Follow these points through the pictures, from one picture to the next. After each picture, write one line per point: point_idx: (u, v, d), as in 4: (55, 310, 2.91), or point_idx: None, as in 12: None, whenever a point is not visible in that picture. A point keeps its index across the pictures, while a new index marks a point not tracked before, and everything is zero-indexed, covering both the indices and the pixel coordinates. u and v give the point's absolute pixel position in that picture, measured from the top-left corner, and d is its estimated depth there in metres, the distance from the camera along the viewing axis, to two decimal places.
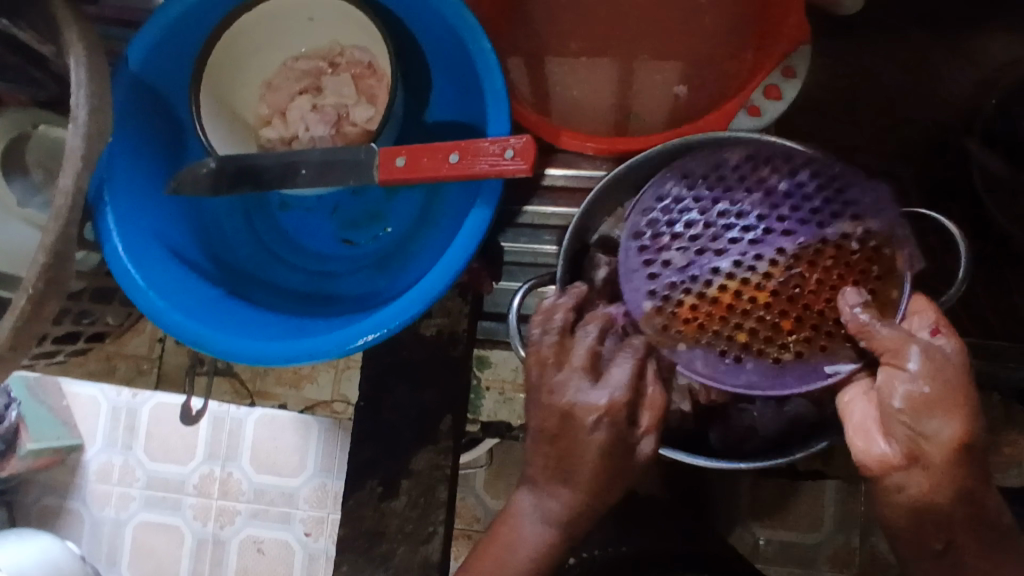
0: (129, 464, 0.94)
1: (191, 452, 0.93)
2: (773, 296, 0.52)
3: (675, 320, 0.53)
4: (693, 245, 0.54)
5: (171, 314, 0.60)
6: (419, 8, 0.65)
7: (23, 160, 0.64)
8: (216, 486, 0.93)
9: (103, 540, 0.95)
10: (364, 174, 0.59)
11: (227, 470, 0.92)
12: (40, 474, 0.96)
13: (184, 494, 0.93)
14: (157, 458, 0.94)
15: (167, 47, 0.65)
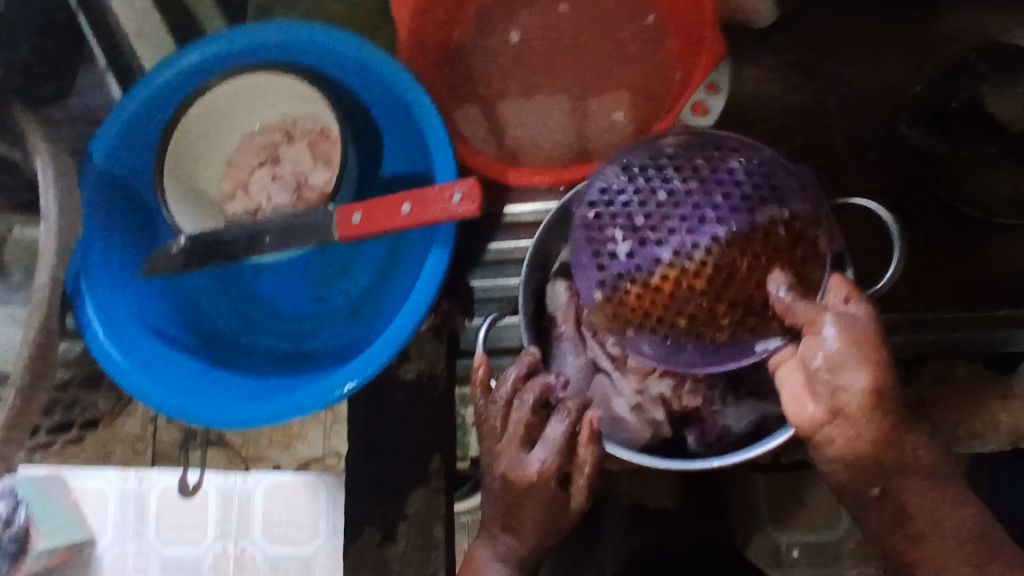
0: (142, 551, 0.87)
1: (203, 531, 0.87)
2: (709, 284, 0.53)
3: (623, 308, 0.57)
4: (637, 235, 0.55)
5: (157, 390, 0.63)
6: (360, 74, 0.69)
7: (2, 262, 0.67)
8: (232, 564, 0.87)
9: None
10: (324, 233, 0.62)
11: (242, 545, 0.86)
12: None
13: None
14: (171, 542, 0.87)
15: (129, 139, 0.69)
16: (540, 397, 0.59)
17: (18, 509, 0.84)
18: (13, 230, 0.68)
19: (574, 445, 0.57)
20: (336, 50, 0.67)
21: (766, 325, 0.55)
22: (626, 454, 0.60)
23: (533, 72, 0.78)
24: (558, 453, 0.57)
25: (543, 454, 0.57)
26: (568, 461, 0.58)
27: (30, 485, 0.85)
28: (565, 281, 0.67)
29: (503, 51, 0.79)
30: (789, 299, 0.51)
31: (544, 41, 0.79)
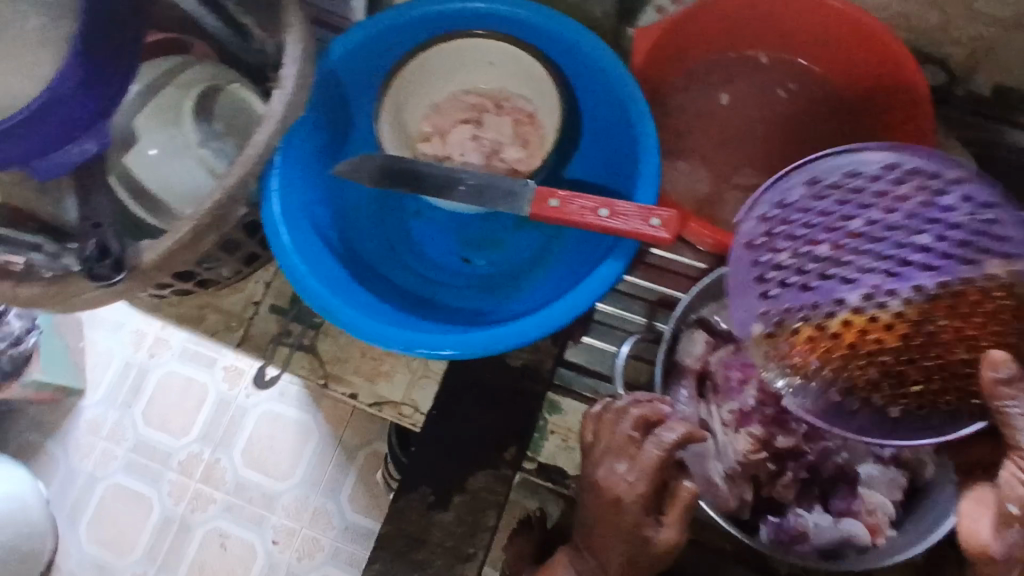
0: (122, 421, 1.07)
1: (187, 428, 1.06)
2: (906, 341, 0.49)
3: (791, 346, 0.53)
4: (817, 268, 0.51)
5: (310, 280, 0.65)
6: (595, 81, 0.72)
7: (210, 111, 0.69)
8: (200, 468, 1.05)
9: (74, 488, 1.07)
10: (516, 204, 0.65)
11: (216, 457, 1.05)
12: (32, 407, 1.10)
13: (166, 468, 1.06)
14: (150, 425, 1.07)
15: (364, 50, 0.72)
16: (647, 417, 0.61)
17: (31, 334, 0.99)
18: (230, 84, 0.70)
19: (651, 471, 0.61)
20: (581, 50, 0.70)
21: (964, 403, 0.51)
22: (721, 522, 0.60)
23: (726, 139, 0.81)
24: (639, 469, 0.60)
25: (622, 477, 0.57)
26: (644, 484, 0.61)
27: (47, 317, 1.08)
28: (703, 333, 0.69)
29: (708, 109, 0.82)
30: (1002, 385, 0.44)
31: (748, 114, 0.82)
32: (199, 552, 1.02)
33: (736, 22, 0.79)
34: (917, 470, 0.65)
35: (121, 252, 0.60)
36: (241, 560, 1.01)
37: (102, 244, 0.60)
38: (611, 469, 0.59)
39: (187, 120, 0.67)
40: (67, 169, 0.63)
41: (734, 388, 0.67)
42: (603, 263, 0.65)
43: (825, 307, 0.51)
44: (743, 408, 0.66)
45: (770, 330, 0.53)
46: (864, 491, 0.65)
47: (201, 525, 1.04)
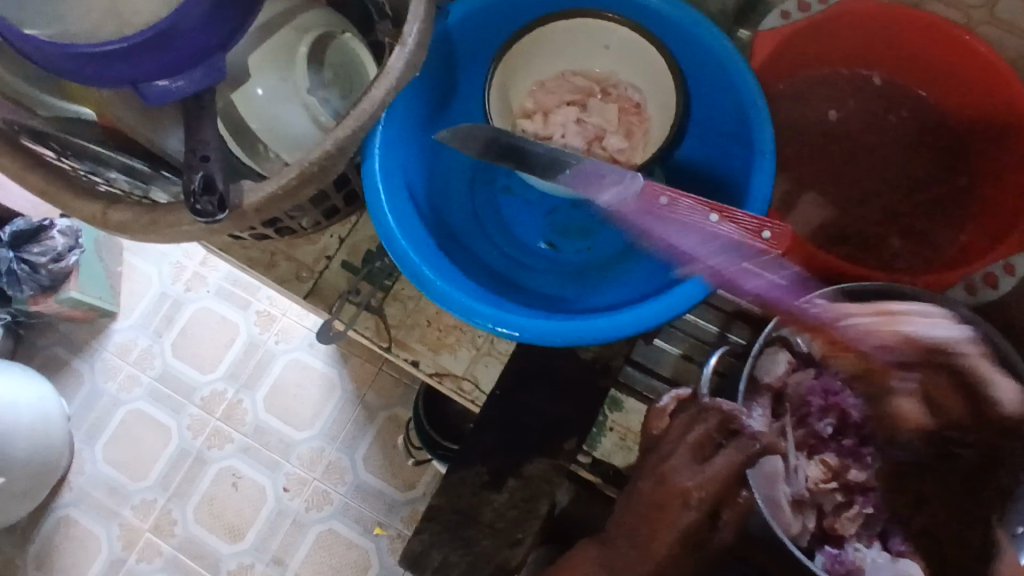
0: (153, 346, 1.39)
1: (218, 357, 1.37)
2: None
3: None
4: None
5: (402, 243, 0.63)
6: (712, 82, 0.70)
7: (322, 58, 0.68)
8: (221, 406, 1.35)
9: (96, 407, 1.37)
10: (623, 197, 0.64)
11: (239, 396, 1.35)
12: (68, 326, 1.41)
13: (187, 403, 1.36)
14: (179, 355, 1.38)
15: (483, 16, 0.70)
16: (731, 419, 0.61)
17: (72, 255, 1.28)
18: (343, 34, 0.69)
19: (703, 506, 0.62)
20: (705, 46, 0.67)
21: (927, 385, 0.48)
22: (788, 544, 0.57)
23: (828, 158, 0.79)
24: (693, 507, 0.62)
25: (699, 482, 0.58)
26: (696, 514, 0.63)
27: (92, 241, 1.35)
28: (787, 354, 0.67)
29: (814, 124, 0.80)
30: None
31: (854, 136, 0.80)
32: (212, 484, 1.31)
33: (851, 40, 0.76)
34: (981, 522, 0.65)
35: (224, 192, 0.58)
36: (254, 498, 1.30)
37: (207, 179, 0.58)
38: (678, 465, 0.60)
39: (300, 67, 0.66)
40: (168, 102, 0.60)
41: (811, 414, 0.67)
42: None
43: None
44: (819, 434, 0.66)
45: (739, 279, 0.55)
46: None
47: (215, 461, 1.33)
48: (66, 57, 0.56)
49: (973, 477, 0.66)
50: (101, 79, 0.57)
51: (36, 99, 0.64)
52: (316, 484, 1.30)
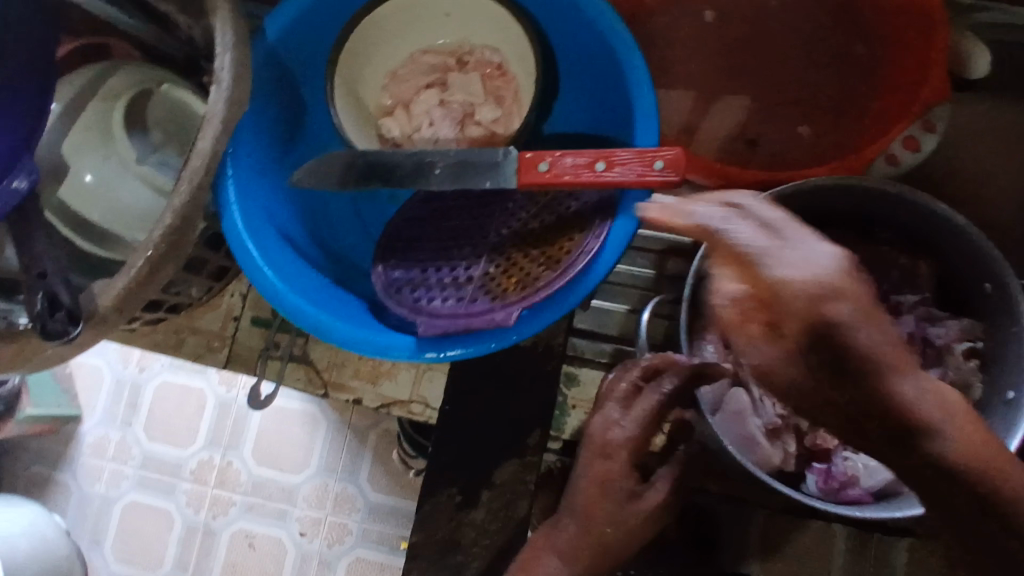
0: (126, 439, 1.12)
1: (193, 436, 1.11)
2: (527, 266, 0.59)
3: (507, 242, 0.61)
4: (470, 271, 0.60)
5: (289, 296, 0.58)
6: (565, 22, 0.64)
7: (144, 119, 0.61)
8: (212, 474, 1.10)
9: (90, 514, 1.12)
10: (501, 176, 0.58)
11: (227, 459, 1.10)
12: (35, 444, 1.14)
13: (178, 479, 1.11)
14: (155, 438, 1.12)
15: (304, 23, 0.63)
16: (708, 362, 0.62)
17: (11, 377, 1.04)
18: (161, 86, 0.62)
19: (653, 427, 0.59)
20: None
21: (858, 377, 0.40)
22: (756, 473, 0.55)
23: (717, 63, 0.74)
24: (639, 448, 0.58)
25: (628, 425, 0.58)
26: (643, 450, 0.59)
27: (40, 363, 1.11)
28: None
29: (691, 32, 0.75)
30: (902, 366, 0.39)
31: (737, 32, 0.74)
32: (227, 553, 1.08)
33: None
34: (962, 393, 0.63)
35: (72, 303, 0.52)
36: (272, 558, 1.08)
37: (50, 295, 0.53)
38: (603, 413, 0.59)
39: (121, 136, 0.59)
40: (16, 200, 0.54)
41: None
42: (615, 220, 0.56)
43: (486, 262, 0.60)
44: None
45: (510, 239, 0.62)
46: None
47: (224, 529, 1.09)
48: None
49: (943, 350, 0.64)
50: None
51: None
52: (331, 521, 1.07)
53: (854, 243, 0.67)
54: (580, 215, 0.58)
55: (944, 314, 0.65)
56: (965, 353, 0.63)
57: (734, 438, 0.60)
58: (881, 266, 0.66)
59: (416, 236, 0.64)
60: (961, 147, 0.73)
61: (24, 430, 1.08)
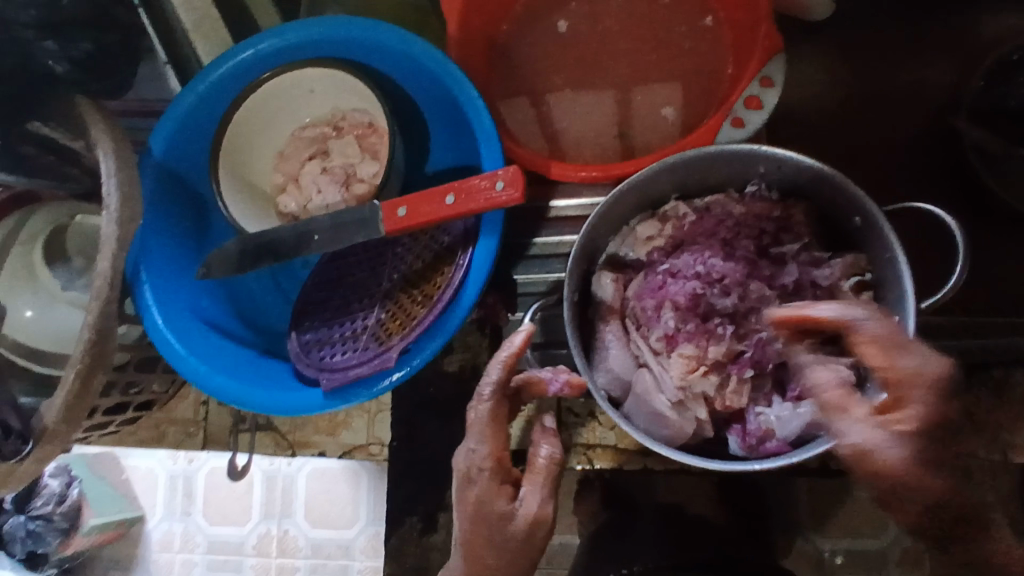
0: (187, 532, 0.84)
1: (247, 513, 0.84)
2: (412, 308, 0.64)
3: (396, 287, 0.66)
4: (369, 321, 0.65)
5: (213, 377, 0.64)
6: (411, 71, 0.70)
7: (64, 248, 0.70)
8: (274, 546, 0.83)
9: None
10: (371, 228, 0.63)
11: (284, 528, 0.83)
12: (105, 550, 0.86)
13: (242, 557, 0.84)
14: (214, 522, 0.84)
15: (186, 132, 0.71)
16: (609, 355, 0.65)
17: (70, 485, 0.80)
18: (74, 218, 0.71)
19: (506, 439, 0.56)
20: (383, 46, 0.68)
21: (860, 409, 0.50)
22: (656, 446, 0.57)
23: (579, 65, 0.77)
24: (497, 469, 0.55)
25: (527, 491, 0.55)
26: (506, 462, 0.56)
27: (82, 461, 0.84)
28: (610, 274, 0.68)
29: (550, 42, 0.78)
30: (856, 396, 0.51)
31: (591, 32, 0.77)
32: None
33: None
34: None
35: (22, 427, 0.60)
36: None
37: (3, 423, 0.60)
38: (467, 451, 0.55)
39: (42, 270, 0.67)
40: None
41: (651, 317, 0.66)
42: (477, 245, 0.62)
43: (380, 309, 0.66)
44: (667, 332, 0.64)
45: (400, 278, 0.67)
46: (818, 366, 0.62)
47: None
48: None
49: (833, 291, 0.64)
50: None
51: None
52: None
53: (731, 209, 0.67)
54: (451, 249, 0.64)
55: (827, 255, 0.66)
56: (856, 287, 0.63)
57: (643, 417, 0.63)
58: (759, 223, 0.67)
59: (321, 298, 0.70)
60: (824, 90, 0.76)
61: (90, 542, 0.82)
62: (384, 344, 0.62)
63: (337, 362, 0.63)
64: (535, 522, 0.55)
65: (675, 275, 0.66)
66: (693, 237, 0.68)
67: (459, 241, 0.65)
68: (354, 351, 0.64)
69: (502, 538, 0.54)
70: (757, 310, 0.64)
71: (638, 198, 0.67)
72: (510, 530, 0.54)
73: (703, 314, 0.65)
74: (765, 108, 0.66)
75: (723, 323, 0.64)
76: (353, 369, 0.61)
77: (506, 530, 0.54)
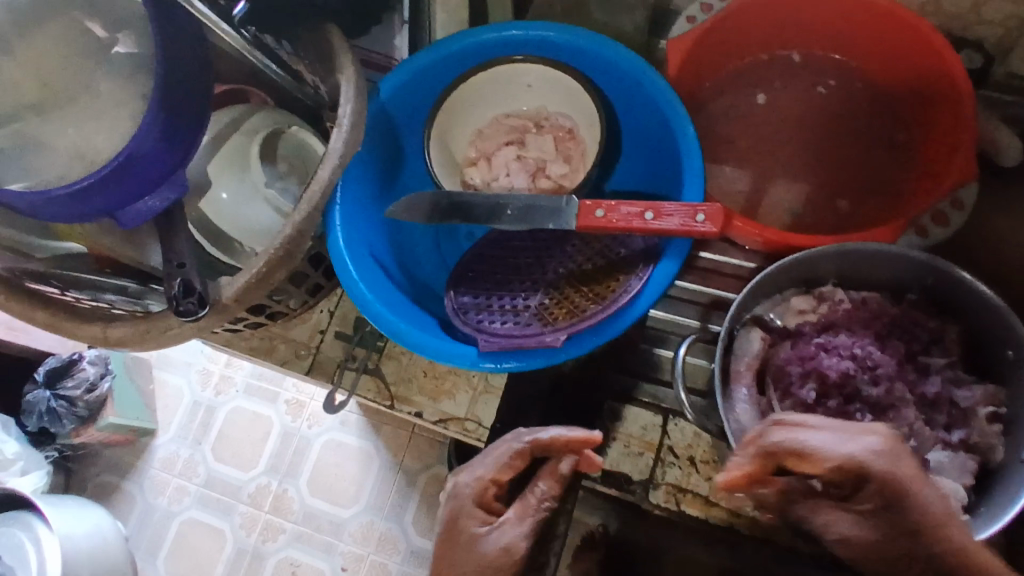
0: (195, 457, 1.20)
1: (255, 463, 1.18)
2: (576, 303, 0.68)
3: (563, 279, 0.70)
4: (531, 302, 0.70)
5: (376, 306, 0.67)
6: (632, 96, 0.75)
7: (275, 153, 0.75)
8: (269, 499, 1.16)
9: (151, 526, 1.19)
10: (562, 220, 0.67)
11: (284, 486, 1.16)
12: (112, 451, 1.24)
13: (237, 500, 1.17)
14: (221, 460, 1.19)
15: (413, 85, 0.76)
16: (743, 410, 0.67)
17: (104, 380, 1.17)
18: (291, 127, 0.76)
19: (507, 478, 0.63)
20: (618, 65, 0.72)
21: None
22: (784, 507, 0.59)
23: (767, 140, 0.83)
24: (478, 493, 0.62)
25: (507, 526, 0.60)
26: (490, 495, 0.62)
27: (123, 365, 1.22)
28: (759, 331, 0.71)
29: (745, 111, 0.84)
30: None
31: (784, 114, 0.83)
32: None
33: (753, 34, 0.81)
34: (987, 455, 0.66)
35: (202, 290, 0.63)
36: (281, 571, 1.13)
37: (186, 282, 0.63)
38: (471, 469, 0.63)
39: (256, 164, 0.73)
40: (146, 219, 0.67)
41: (793, 383, 0.68)
42: (657, 264, 0.65)
43: (544, 295, 0.70)
44: (806, 401, 0.67)
45: (568, 272, 0.71)
46: (936, 476, 0.65)
47: (274, 553, 1.14)
48: (51, 202, 0.61)
49: (967, 412, 0.67)
50: (88, 212, 0.63)
51: (28, 244, 0.69)
52: (373, 556, 1.12)
53: (887, 309, 0.71)
54: (628, 260, 0.68)
55: (970, 378, 0.68)
56: (988, 417, 0.66)
57: None
58: (912, 329, 0.70)
59: (483, 268, 0.74)
60: (982, 229, 0.80)
61: (106, 437, 1.18)
62: (545, 326, 0.66)
63: (496, 329, 0.67)
64: (503, 555, 0.59)
65: (828, 350, 0.69)
66: (846, 322, 0.71)
67: (636, 255, 0.68)
68: (512, 324, 0.68)
69: (465, 554, 0.60)
70: (892, 408, 0.67)
71: (804, 272, 0.70)
72: (480, 551, 0.59)
73: (847, 396, 0.67)
74: (949, 227, 0.70)
75: (862, 409, 0.67)
76: (513, 340, 0.64)
77: (480, 549, 0.59)
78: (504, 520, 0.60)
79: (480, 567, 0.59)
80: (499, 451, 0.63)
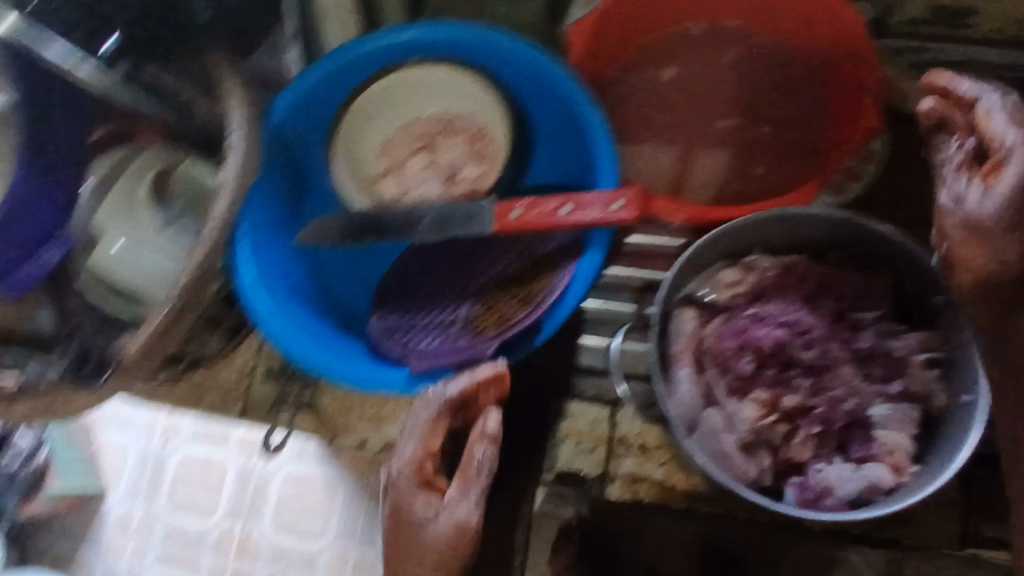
0: None
1: None
2: (505, 309, 0.66)
3: (490, 285, 0.68)
4: (460, 313, 0.67)
5: (297, 341, 0.64)
6: (537, 88, 0.73)
7: (168, 192, 0.68)
8: None
9: None
10: (480, 225, 0.64)
11: None
12: None
13: None
14: None
15: (309, 103, 0.73)
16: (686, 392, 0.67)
17: None
18: (181, 163, 0.69)
19: (439, 444, 0.60)
20: (515, 58, 0.71)
21: (854, 479, 0.63)
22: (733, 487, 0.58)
23: (679, 113, 0.82)
24: (415, 473, 0.59)
25: (455, 497, 0.57)
26: (429, 471, 0.60)
27: None
28: (692, 310, 0.70)
29: (655, 86, 0.83)
30: (854, 476, 0.64)
31: (693, 84, 0.82)
32: None
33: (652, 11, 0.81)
34: (928, 401, 0.66)
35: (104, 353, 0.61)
36: None
37: None
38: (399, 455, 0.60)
39: (146, 209, 0.66)
40: (33, 283, 0.65)
41: (730, 357, 0.68)
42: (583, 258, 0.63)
43: (472, 305, 0.68)
44: (744, 374, 0.68)
45: (493, 277, 0.68)
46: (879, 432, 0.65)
47: None
48: None
49: (903, 362, 0.67)
50: None
51: None
52: None
53: (815, 269, 0.71)
54: (553, 257, 0.66)
55: (903, 328, 0.68)
56: (926, 362, 0.66)
57: (710, 454, 0.64)
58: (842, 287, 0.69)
59: (407, 284, 0.71)
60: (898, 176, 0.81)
61: None
62: (475, 339, 0.64)
63: (426, 348, 0.65)
64: (458, 530, 0.56)
65: (760, 320, 0.69)
66: (778, 288, 0.70)
67: (561, 251, 0.67)
68: (442, 340, 0.66)
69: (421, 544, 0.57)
70: (830, 368, 0.68)
71: (731, 245, 0.69)
72: (431, 536, 0.57)
73: (784, 363, 0.68)
74: None
75: (800, 376, 0.68)
76: (443, 359, 0.62)
77: (427, 537, 0.57)
78: (448, 500, 0.57)
79: (437, 551, 0.56)
80: (420, 417, 0.60)
